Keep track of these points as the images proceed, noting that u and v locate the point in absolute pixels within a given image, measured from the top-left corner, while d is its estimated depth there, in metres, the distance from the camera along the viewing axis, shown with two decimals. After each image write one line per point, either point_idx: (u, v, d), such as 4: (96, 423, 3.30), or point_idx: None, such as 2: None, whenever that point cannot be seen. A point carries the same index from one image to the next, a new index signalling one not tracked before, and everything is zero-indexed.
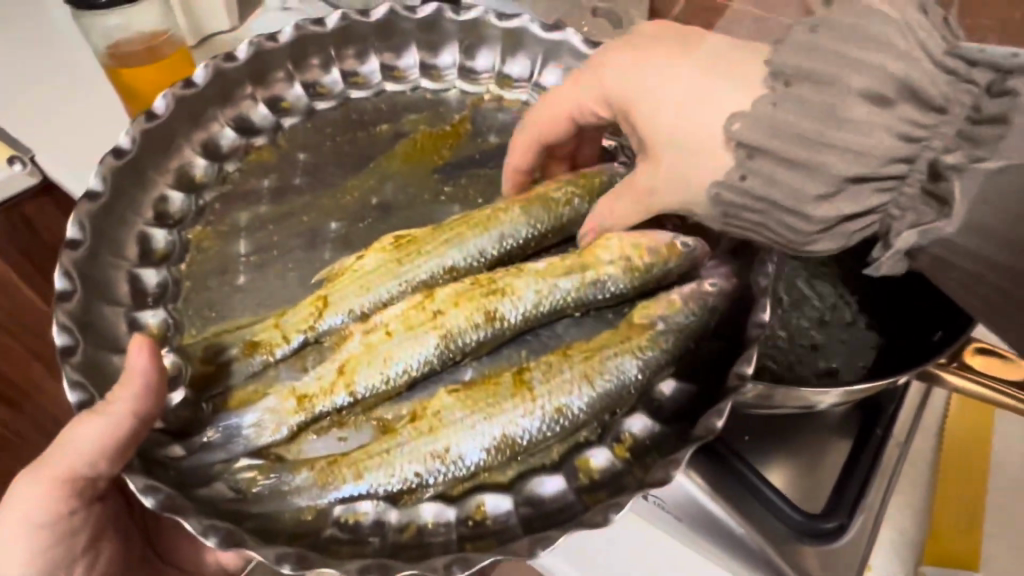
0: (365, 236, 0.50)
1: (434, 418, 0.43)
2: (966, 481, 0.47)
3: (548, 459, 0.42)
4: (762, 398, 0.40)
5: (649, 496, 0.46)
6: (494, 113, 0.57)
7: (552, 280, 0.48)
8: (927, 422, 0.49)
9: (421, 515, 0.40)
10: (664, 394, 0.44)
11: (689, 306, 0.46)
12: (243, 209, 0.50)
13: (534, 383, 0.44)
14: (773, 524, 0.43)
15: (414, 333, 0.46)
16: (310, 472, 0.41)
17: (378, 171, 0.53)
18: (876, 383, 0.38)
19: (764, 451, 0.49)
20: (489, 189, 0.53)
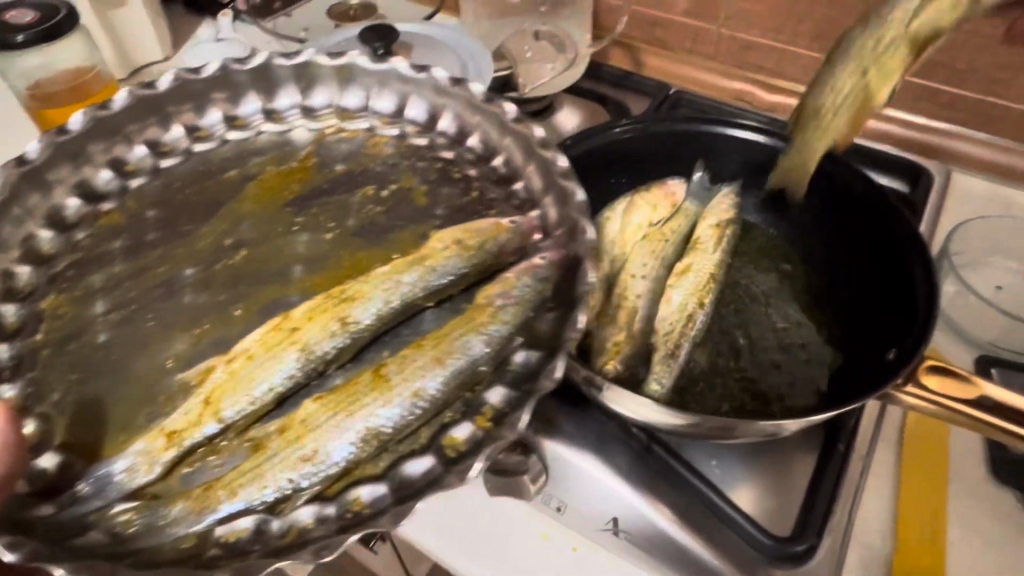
0: (221, 274, 0.53)
1: (300, 426, 0.44)
2: (929, 490, 0.47)
3: (417, 444, 0.41)
4: (724, 429, 0.40)
5: (620, 531, 0.45)
6: (334, 143, 0.59)
7: (398, 277, 0.51)
8: (887, 433, 0.50)
9: (298, 519, 0.39)
10: (519, 361, 0.44)
11: (523, 278, 0.48)
12: (93, 273, 0.51)
13: (391, 375, 0.46)
14: (744, 551, 0.43)
15: (273, 353, 0.48)
16: (185, 502, 0.41)
17: (234, 214, 0.56)
18: (831, 412, 0.39)
19: (732, 474, 0.48)
20: (337, 213, 0.56)
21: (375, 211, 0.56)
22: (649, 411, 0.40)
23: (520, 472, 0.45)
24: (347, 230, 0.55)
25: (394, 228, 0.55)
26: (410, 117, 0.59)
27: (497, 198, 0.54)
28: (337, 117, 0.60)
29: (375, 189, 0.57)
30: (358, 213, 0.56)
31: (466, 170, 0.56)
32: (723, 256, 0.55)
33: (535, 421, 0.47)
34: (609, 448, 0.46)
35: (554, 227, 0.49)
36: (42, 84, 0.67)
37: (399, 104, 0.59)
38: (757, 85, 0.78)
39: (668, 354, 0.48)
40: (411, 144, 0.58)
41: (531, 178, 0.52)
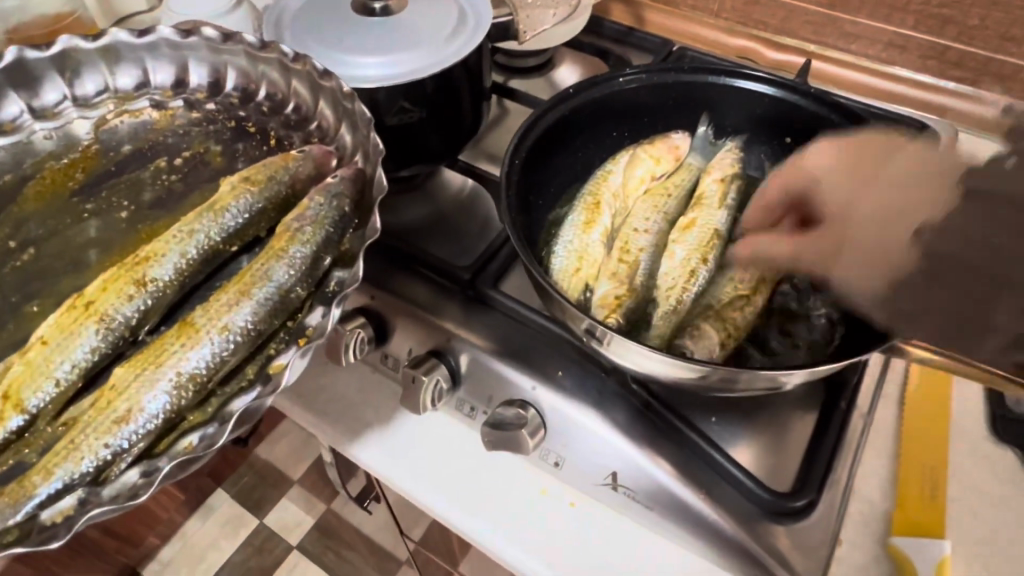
0: (7, 279, 0.50)
1: (111, 392, 0.42)
2: (928, 447, 0.47)
3: (244, 381, 0.44)
4: (724, 379, 0.39)
5: (620, 486, 0.45)
6: (117, 127, 0.58)
7: (191, 228, 0.49)
8: (890, 389, 0.51)
9: (126, 480, 0.40)
10: (334, 282, 0.46)
11: (316, 200, 0.48)
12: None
13: (195, 320, 0.45)
14: (744, 507, 0.42)
15: (69, 333, 0.45)
16: (2, 497, 0.39)
17: (15, 217, 0.53)
18: (840, 364, 0.37)
19: (732, 431, 0.47)
20: (130, 192, 0.55)
21: (170, 180, 0.55)
22: (651, 360, 0.39)
23: (519, 426, 0.44)
24: (142, 206, 0.54)
25: (191, 193, 0.54)
26: (261, 101, 0.58)
27: (296, 142, 0.56)
28: (203, 98, 0.58)
29: (168, 160, 0.56)
30: (152, 187, 0.55)
31: (262, 125, 0.57)
32: (732, 206, 0.53)
33: (536, 375, 0.46)
34: (603, 402, 0.45)
35: (352, 154, 0.53)
36: (19, 30, 0.63)
37: (274, 91, 0.57)
38: (761, 43, 0.76)
39: (670, 307, 0.47)
40: (256, 125, 0.57)
41: (325, 118, 0.55)
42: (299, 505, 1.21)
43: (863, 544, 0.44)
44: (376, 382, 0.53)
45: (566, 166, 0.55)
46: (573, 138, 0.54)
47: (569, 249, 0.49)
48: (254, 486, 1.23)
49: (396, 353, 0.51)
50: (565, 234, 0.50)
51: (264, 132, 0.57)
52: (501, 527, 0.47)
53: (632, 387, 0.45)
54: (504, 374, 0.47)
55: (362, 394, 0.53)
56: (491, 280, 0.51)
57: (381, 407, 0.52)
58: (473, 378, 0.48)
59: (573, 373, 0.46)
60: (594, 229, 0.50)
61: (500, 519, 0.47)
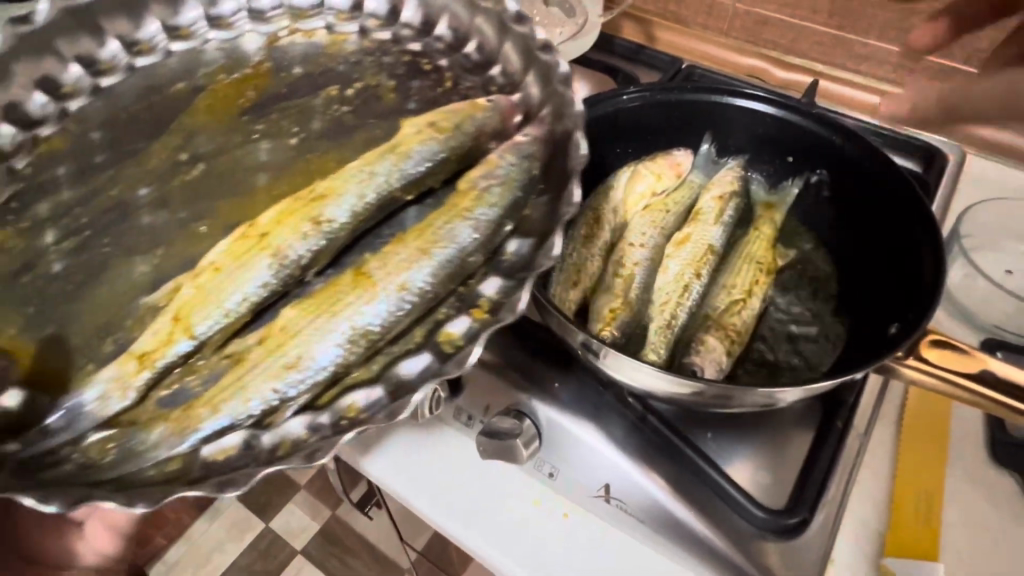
0: (177, 193, 0.51)
1: (281, 334, 0.43)
2: (923, 465, 0.47)
3: (411, 344, 0.41)
4: (718, 395, 0.39)
5: (612, 498, 0.45)
6: (288, 47, 0.59)
7: (370, 169, 0.50)
8: (887, 409, 0.50)
9: (289, 430, 0.38)
10: (513, 249, 0.45)
11: (506, 158, 0.49)
12: (40, 201, 0.49)
13: (372, 272, 0.45)
14: (736, 525, 0.42)
15: (243, 260, 0.46)
16: (165, 426, 0.39)
17: (185, 126, 0.55)
18: (832, 380, 0.38)
19: (729, 448, 0.47)
20: (300, 117, 0.56)
21: (341, 111, 0.56)
22: (644, 374, 0.39)
23: (513, 436, 0.45)
24: (313, 133, 0.55)
25: (359, 127, 0.55)
26: (437, 35, 0.58)
27: (474, 85, 0.56)
28: (408, 36, 0.59)
29: (339, 88, 0.57)
30: (323, 115, 0.56)
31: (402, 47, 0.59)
32: (729, 219, 0.55)
33: (532, 386, 0.47)
34: (597, 415, 0.45)
35: (538, 107, 0.52)
36: None
37: (482, 45, 0.56)
38: (771, 62, 0.76)
39: (663, 322, 0.48)
40: (433, 61, 0.58)
41: (508, 63, 0.55)
42: (306, 509, 1.22)
43: (855, 563, 0.44)
44: None
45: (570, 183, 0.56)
46: None
47: (567, 262, 0.49)
48: (263, 490, 1.24)
49: None
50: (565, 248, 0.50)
51: (440, 72, 0.57)
52: (495, 537, 0.47)
53: (627, 400, 0.45)
54: (500, 384, 0.48)
55: None
56: None
57: None
58: (471, 387, 0.49)
59: (569, 386, 0.47)
60: (595, 244, 0.51)
61: (491, 529, 0.47)
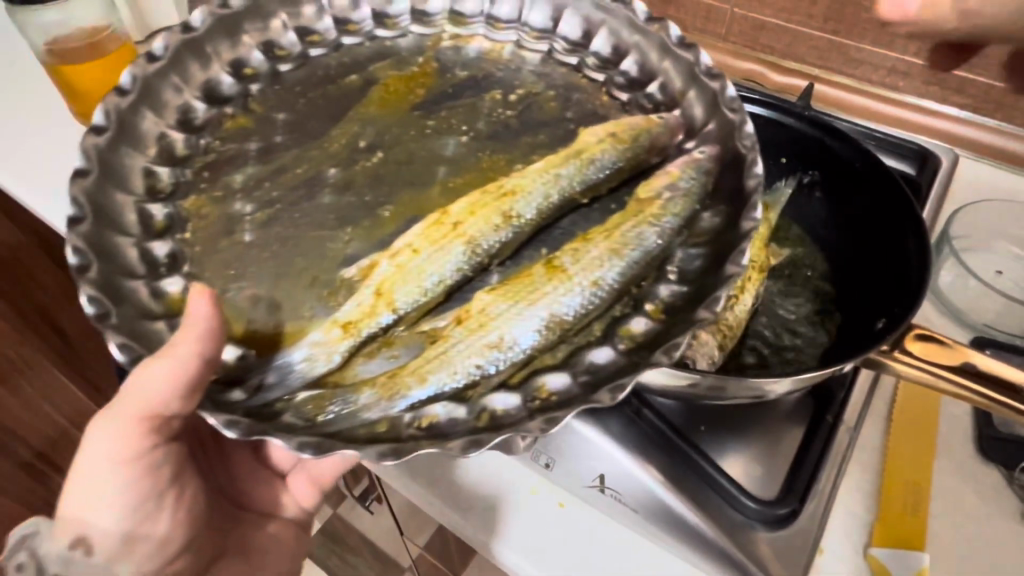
0: (361, 177, 0.50)
1: (479, 315, 0.42)
2: (913, 459, 0.48)
3: (592, 336, 0.41)
4: (711, 387, 0.40)
5: (605, 488, 0.46)
6: (456, 49, 0.58)
7: (555, 170, 0.50)
8: (876, 404, 0.52)
9: (491, 405, 0.37)
10: (682, 258, 0.44)
11: (687, 171, 0.48)
12: (233, 172, 0.49)
13: (566, 265, 0.45)
14: (729, 515, 0.43)
15: (439, 245, 0.46)
16: (373, 390, 0.38)
17: (360, 117, 0.54)
18: (820, 371, 0.39)
19: (722, 442, 0.48)
20: (468, 116, 0.54)
21: (506, 114, 0.54)
22: None
23: None
24: (481, 133, 0.53)
25: (526, 132, 0.53)
26: (623, 70, 0.55)
27: (630, 101, 0.54)
28: (593, 66, 0.56)
29: (502, 93, 0.55)
30: (488, 117, 0.54)
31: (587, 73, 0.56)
32: None
33: None
34: (594, 408, 0.46)
35: (702, 125, 0.51)
36: (59, 42, 0.67)
37: (642, 64, 0.55)
38: (771, 67, 0.77)
39: None
40: (588, 77, 0.56)
41: (670, 79, 0.53)
42: None
43: (846, 553, 0.45)
44: None
45: None
46: None
47: None
48: None
49: None
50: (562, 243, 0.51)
51: (598, 87, 0.55)
52: (493, 525, 0.48)
53: (622, 394, 0.46)
54: None
55: None
56: None
57: None
58: None
59: None
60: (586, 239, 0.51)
61: (489, 518, 0.49)
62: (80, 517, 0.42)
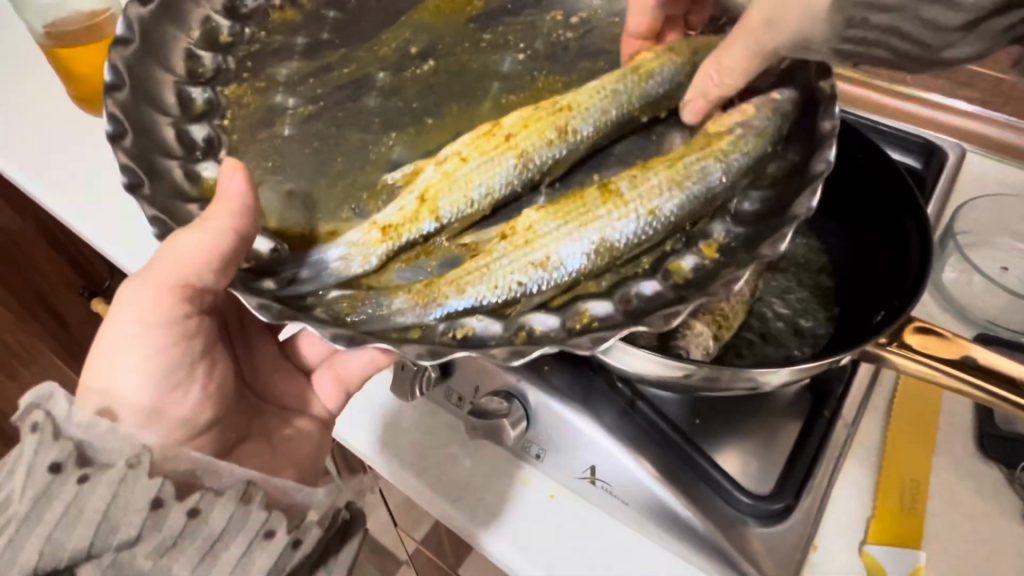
0: (409, 84, 0.58)
1: (530, 233, 0.47)
2: (911, 456, 0.47)
3: (639, 268, 0.45)
4: (704, 376, 0.39)
5: (596, 479, 0.46)
6: None
7: (612, 88, 0.54)
8: (876, 401, 0.51)
9: (534, 324, 0.41)
10: (744, 206, 0.48)
11: (763, 112, 0.49)
12: (280, 66, 0.58)
13: (622, 190, 0.48)
14: (720, 508, 0.43)
15: (491, 157, 0.50)
16: (408, 295, 0.44)
17: (410, 22, 0.63)
18: (817, 362, 0.38)
19: (716, 436, 0.47)
20: (526, 34, 0.62)
21: (567, 36, 0.62)
22: (635, 355, 0.40)
23: (500, 415, 0.46)
24: (538, 52, 0.61)
25: (586, 58, 0.60)
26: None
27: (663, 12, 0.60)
28: None
29: (564, 14, 0.63)
30: (548, 37, 0.62)
31: None
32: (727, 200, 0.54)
33: (522, 368, 0.46)
34: (586, 398, 0.45)
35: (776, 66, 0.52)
36: (58, 24, 0.66)
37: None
38: None
39: None
40: None
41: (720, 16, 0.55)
42: None
43: (839, 550, 0.44)
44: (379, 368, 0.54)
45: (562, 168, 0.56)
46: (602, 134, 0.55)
47: None
48: None
49: None
50: None
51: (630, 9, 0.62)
52: (481, 515, 0.48)
53: (615, 385, 0.46)
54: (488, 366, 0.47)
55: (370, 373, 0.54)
56: None
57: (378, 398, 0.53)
58: (462, 369, 0.49)
59: (560, 368, 0.46)
60: None
61: (478, 509, 0.48)
62: (108, 385, 0.42)
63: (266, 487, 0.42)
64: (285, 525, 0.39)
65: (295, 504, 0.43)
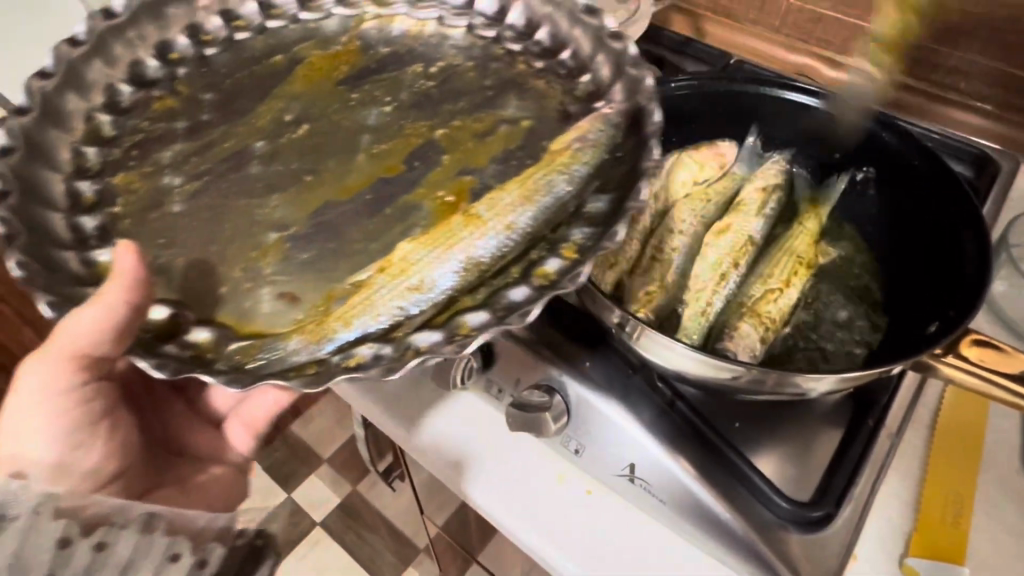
0: (287, 148, 0.54)
1: (402, 264, 0.46)
2: (958, 473, 0.47)
3: (512, 277, 0.43)
4: (749, 378, 0.39)
5: (636, 477, 0.46)
6: (371, 30, 0.61)
7: None
8: (921, 413, 0.50)
9: (416, 342, 0.39)
10: (592, 206, 0.46)
11: (596, 125, 0.50)
12: (163, 150, 0.52)
13: (482, 214, 0.48)
14: (760, 513, 0.42)
15: None
16: (301, 337, 0.41)
17: (287, 92, 0.58)
18: (867, 370, 0.38)
19: (756, 441, 0.47)
20: (390, 88, 0.58)
21: (427, 85, 0.58)
22: (681, 356, 0.40)
23: (542, 409, 0.46)
24: (403, 104, 0.57)
25: (446, 101, 0.57)
26: (537, 40, 0.58)
27: (545, 69, 0.57)
28: (483, 24, 0.60)
29: (423, 67, 0.59)
30: (410, 88, 0.58)
31: (507, 45, 0.59)
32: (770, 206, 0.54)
33: (563, 362, 0.47)
34: (627, 396, 0.45)
35: (609, 85, 0.54)
36: None
37: (555, 34, 0.58)
38: (818, 58, 0.74)
39: (700, 311, 0.47)
40: (506, 48, 0.59)
41: (599, 71, 0.55)
42: (331, 484, 1.25)
43: (877, 557, 0.44)
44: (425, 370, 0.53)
45: None
46: None
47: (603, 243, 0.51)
48: (286, 461, 1.28)
49: None
50: None
51: (513, 57, 0.58)
52: (517, 505, 0.48)
53: (656, 384, 0.46)
54: (531, 360, 0.48)
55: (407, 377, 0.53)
56: None
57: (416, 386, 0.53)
58: (503, 361, 0.50)
59: (600, 365, 0.46)
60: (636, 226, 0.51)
61: (515, 499, 0.48)
62: (19, 448, 0.44)
63: (171, 517, 0.45)
64: (189, 548, 0.44)
65: (197, 531, 0.46)
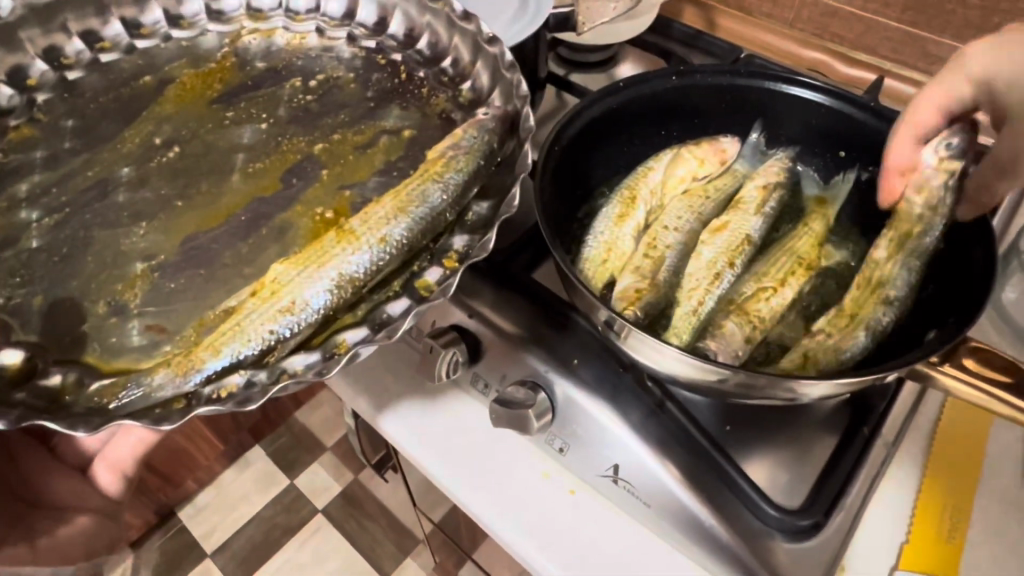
0: (156, 173, 0.56)
1: (274, 285, 0.47)
2: (956, 489, 0.45)
3: (390, 292, 0.46)
4: (730, 381, 0.38)
5: (620, 478, 0.45)
6: (249, 44, 0.64)
7: None
8: (920, 424, 0.49)
9: (292, 365, 0.42)
10: (474, 214, 0.50)
11: (469, 132, 0.53)
12: (20, 181, 0.54)
13: (355, 228, 0.50)
14: (746, 520, 0.41)
15: None
16: (168, 369, 0.42)
17: (156, 115, 0.59)
18: (860, 376, 0.36)
19: (746, 445, 0.46)
20: (267, 105, 0.60)
21: (307, 100, 0.61)
22: (668, 357, 0.39)
23: (526, 406, 0.44)
24: (280, 120, 0.60)
25: (327, 115, 0.60)
26: (442, 68, 0.61)
27: (426, 77, 0.61)
28: (364, 34, 0.63)
29: (302, 80, 0.62)
30: (289, 103, 0.60)
31: (363, 44, 0.63)
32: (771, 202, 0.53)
33: (551, 359, 0.46)
34: (614, 394, 0.44)
35: (488, 94, 0.58)
36: None
37: (457, 62, 0.60)
38: (835, 56, 0.71)
39: (691, 309, 0.46)
40: (389, 57, 0.63)
41: (479, 79, 0.59)
42: (329, 472, 1.25)
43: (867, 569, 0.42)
44: (397, 348, 0.54)
45: (611, 157, 0.55)
46: (617, 134, 0.54)
47: (598, 240, 0.50)
48: (289, 448, 1.28)
49: (420, 324, 0.52)
50: (598, 224, 0.51)
51: (395, 66, 0.62)
52: (498, 500, 0.47)
53: (647, 384, 0.44)
54: (518, 355, 0.47)
55: (382, 361, 0.54)
56: (523, 268, 0.51)
57: (403, 380, 0.53)
58: (491, 355, 0.49)
59: (589, 363, 0.45)
60: (627, 222, 0.51)
61: (499, 495, 0.48)
62: None
63: None
64: None
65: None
